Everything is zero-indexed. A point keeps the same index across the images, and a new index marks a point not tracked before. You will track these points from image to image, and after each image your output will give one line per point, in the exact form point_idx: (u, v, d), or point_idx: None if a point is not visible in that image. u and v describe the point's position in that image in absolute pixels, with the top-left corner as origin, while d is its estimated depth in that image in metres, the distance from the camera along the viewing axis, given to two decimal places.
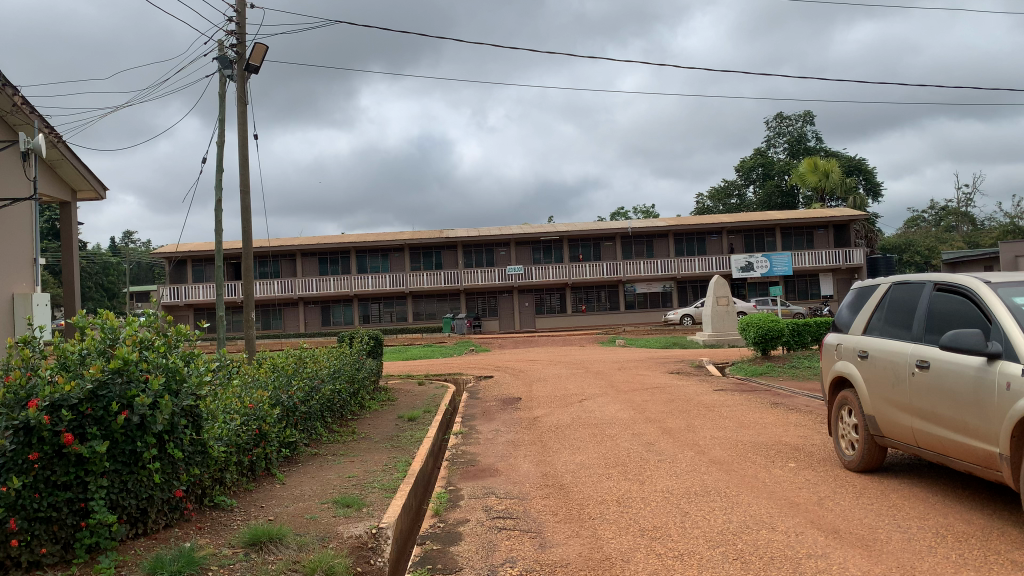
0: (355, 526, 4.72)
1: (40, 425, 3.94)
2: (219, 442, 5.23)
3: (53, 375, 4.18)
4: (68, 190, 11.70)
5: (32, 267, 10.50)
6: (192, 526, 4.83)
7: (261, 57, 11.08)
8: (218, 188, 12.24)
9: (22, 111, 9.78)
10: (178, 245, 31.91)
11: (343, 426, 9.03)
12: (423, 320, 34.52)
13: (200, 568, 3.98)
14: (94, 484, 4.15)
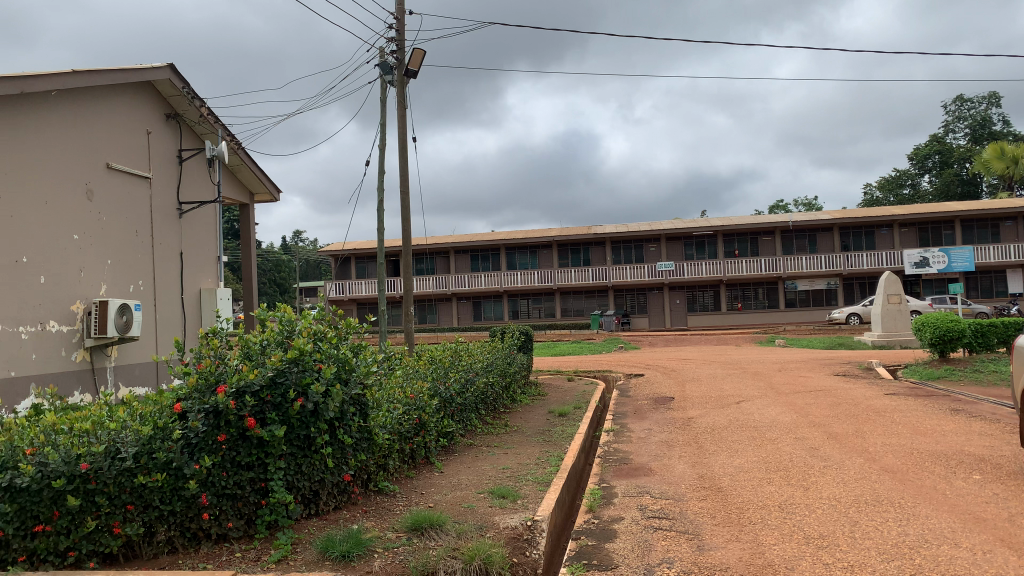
0: (512, 517, 4.80)
1: (227, 409, 4.30)
2: (383, 430, 5.50)
3: (239, 364, 4.54)
4: (246, 193, 12.67)
5: (216, 264, 11.43)
6: (358, 509, 5.11)
7: (419, 62, 11.49)
8: (380, 190, 12.80)
9: (208, 121, 10.68)
10: (343, 243, 33.78)
11: (496, 418, 9.23)
12: (572, 317, 34.62)
13: (367, 549, 4.21)
14: (273, 466, 4.48)
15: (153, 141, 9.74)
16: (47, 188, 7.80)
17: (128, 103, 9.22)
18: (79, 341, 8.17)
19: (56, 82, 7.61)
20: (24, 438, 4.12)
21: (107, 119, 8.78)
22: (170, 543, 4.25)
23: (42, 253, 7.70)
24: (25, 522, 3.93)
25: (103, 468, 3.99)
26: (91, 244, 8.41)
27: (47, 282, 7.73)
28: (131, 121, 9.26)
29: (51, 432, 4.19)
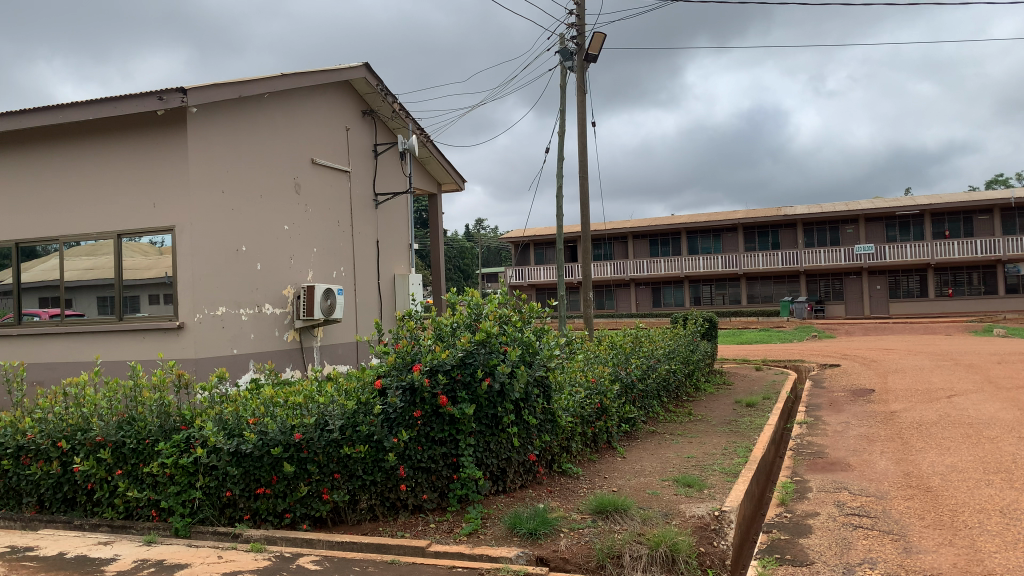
0: (698, 506, 4.71)
1: (422, 387, 4.54)
2: (566, 412, 5.57)
3: (432, 344, 4.77)
4: (434, 183, 13.25)
5: (407, 252, 12.05)
6: (544, 488, 5.23)
7: (599, 46, 11.45)
8: (561, 176, 12.91)
9: (400, 116, 11.24)
10: (524, 230, 34.48)
11: (679, 406, 9.07)
12: (759, 303, 33.26)
13: (554, 528, 4.29)
14: (464, 442, 4.67)
15: (351, 137, 10.42)
16: (261, 183, 8.57)
17: (329, 102, 9.90)
18: (290, 322, 8.93)
19: (267, 86, 8.33)
20: (247, 408, 4.60)
21: (311, 117, 9.49)
22: (371, 511, 4.58)
23: (258, 242, 8.48)
24: (249, 484, 4.46)
25: (314, 438, 4.37)
26: (299, 234, 9.15)
27: (263, 269, 8.51)
28: (332, 118, 9.95)
29: (270, 404, 4.64)
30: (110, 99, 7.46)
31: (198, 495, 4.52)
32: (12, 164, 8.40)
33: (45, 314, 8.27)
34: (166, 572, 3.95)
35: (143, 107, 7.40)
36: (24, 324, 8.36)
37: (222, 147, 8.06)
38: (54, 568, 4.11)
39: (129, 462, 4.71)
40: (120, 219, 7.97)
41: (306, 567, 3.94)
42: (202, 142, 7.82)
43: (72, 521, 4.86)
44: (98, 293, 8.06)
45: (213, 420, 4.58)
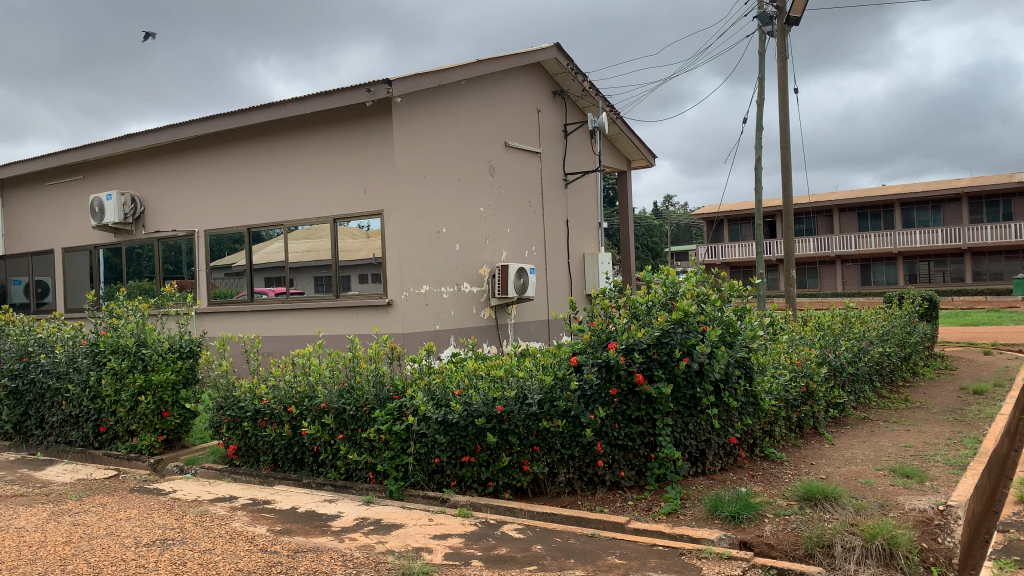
0: (919, 500, 4.37)
1: (618, 364, 4.55)
2: (769, 396, 5.35)
3: (628, 323, 4.77)
4: (624, 160, 13.15)
5: (598, 230, 12.07)
6: (745, 472, 5.08)
7: (802, 7, 10.77)
8: (758, 148, 12.34)
9: (590, 94, 11.22)
10: (718, 205, 33.39)
11: (894, 392, 8.43)
12: (986, 281, 30.21)
13: (757, 513, 4.17)
14: (662, 422, 4.62)
15: (543, 118, 10.57)
16: (459, 167, 8.92)
17: (521, 84, 10.08)
18: (486, 300, 9.26)
19: (464, 73, 8.62)
20: (452, 380, 4.85)
21: (504, 100, 9.71)
22: (570, 484, 4.68)
23: (457, 223, 8.85)
24: (455, 453, 4.70)
25: (514, 411, 4.52)
26: (495, 215, 9.45)
27: (460, 249, 8.87)
28: (524, 100, 10.14)
29: (473, 376, 4.86)
30: (324, 94, 8.06)
31: (410, 460, 4.83)
32: (243, 156, 9.33)
33: (271, 292, 9.16)
34: (383, 530, 4.27)
35: (353, 99, 7.94)
36: (256, 301, 9.30)
37: (423, 134, 8.47)
38: (288, 521, 4.57)
39: (349, 427, 5.12)
40: (334, 205, 8.64)
41: (509, 534, 4.10)
42: (405, 129, 8.25)
43: (301, 478, 5.37)
44: (314, 273, 8.81)
45: (422, 390, 4.87)
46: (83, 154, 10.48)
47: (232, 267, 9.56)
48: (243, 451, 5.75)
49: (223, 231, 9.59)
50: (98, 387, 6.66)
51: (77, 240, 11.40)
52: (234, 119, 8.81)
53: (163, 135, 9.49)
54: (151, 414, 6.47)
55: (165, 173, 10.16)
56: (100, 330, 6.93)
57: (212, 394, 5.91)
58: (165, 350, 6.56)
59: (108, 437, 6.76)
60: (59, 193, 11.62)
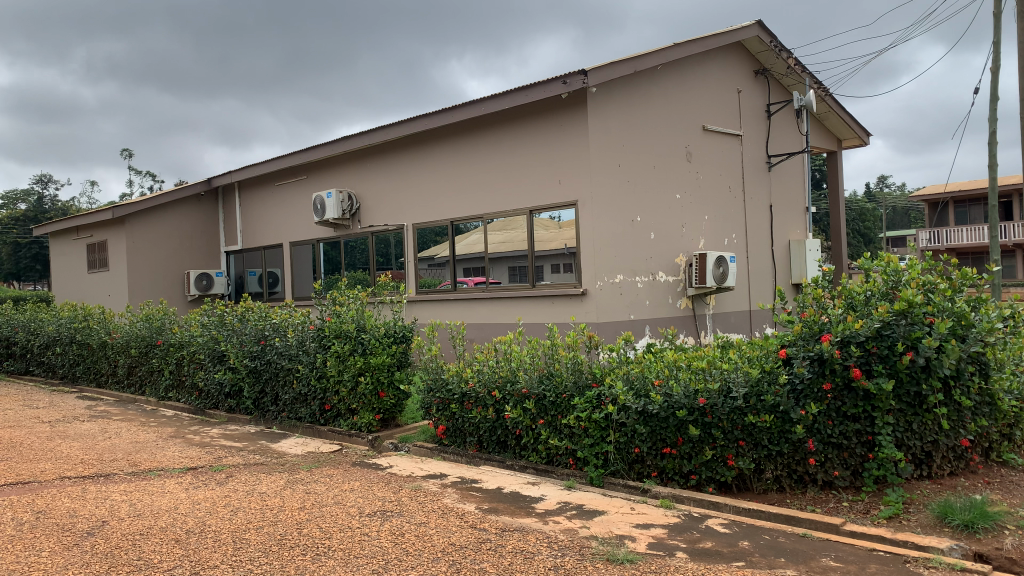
0: None
1: (832, 358, 4.31)
2: (1009, 396, 4.84)
3: (843, 314, 4.50)
4: (834, 140, 12.35)
5: (805, 215, 11.43)
6: (980, 479, 4.62)
7: None
8: (991, 120, 11.12)
9: (796, 72, 10.62)
10: (943, 186, 30.43)
11: None
12: None
13: (995, 524, 3.78)
14: (881, 420, 4.31)
15: (743, 100, 10.17)
16: (655, 154, 8.81)
17: (721, 66, 9.76)
18: (683, 290, 9.08)
19: (661, 59, 8.49)
20: (653, 370, 4.82)
21: (703, 83, 9.45)
22: (778, 482, 4.50)
23: (653, 211, 8.76)
24: (656, 444, 4.68)
25: (717, 404, 4.42)
26: (692, 202, 9.24)
27: (656, 238, 8.77)
28: (724, 83, 9.81)
29: (673, 367, 4.81)
30: (521, 88, 8.27)
31: (610, 448, 4.86)
32: (446, 153, 9.81)
33: (471, 282, 9.57)
34: (586, 516, 4.34)
35: (550, 91, 8.07)
36: (459, 290, 9.76)
37: (619, 123, 8.45)
38: (495, 500, 4.77)
39: (550, 413, 5.24)
40: (531, 196, 8.84)
41: (715, 529, 4.03)
42: (601, 119, 8.27)
43: (505, 460, 5.56)
44: (510, 264, 9.08)
45: (622, 379, 4.89)
46: (307, 157, 11.50)
47: (435, 258, 10.09)
48: (451, 432, 6.05)
49: (428, 224, 10.14)
50: (324, 369, 7.32)
51: (302, 235, 12.53)
52: (438, 117, 9.27)
53: (376, 135, 10.19)
54: (370, 393, 7.00)
55: (376, 171, 10.90)
56: (325, 316, 7.59)
57: (423, 376, 6.30)
58: (381, 335, 7.13)
59: (332, 414, 7.37)
60: (286, 192, 12.82)
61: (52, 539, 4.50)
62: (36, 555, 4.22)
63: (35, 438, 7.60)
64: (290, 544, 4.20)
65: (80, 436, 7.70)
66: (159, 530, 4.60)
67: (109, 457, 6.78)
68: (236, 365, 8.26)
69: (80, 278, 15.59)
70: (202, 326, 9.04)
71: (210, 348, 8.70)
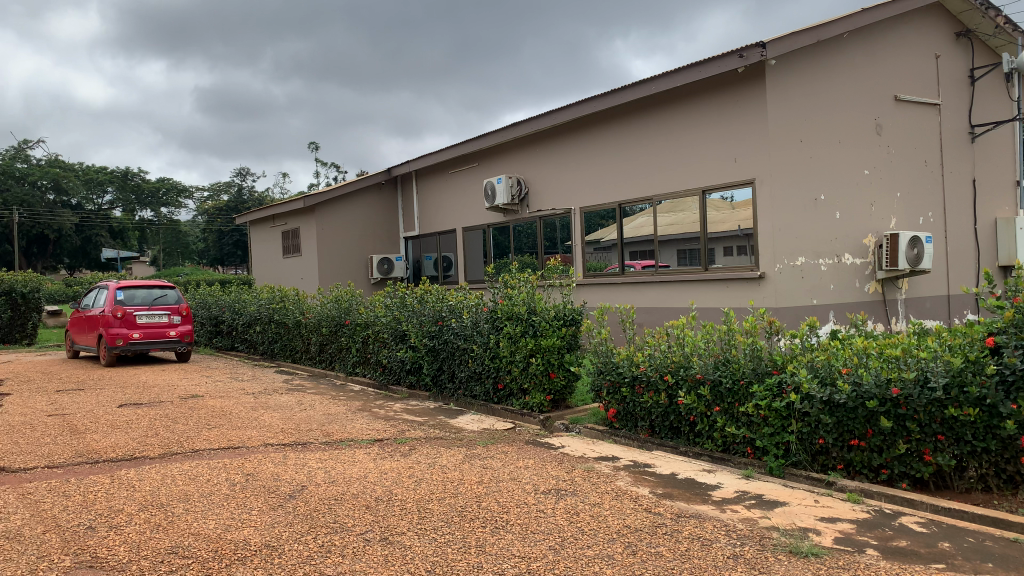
0: None
1: None
2: None
3: None
4: None
5: (1016, 190, 10.35)
6: None
7: None
8: None
9: (1005, 31, 9.61)
10: None
11: None
12: None
13: None
14: None
15: (942, 65, 9.33)
16: (840, 128, 8.30)
17: (917, 30, 9.00)
18: (872, 273, 8.51)
19: (848, 26, 7.95)
20: (840, 357, 4.58)
21: (895, 50, 8.77)
22: (983, 481, 4.16)
23: (839, 190, 8.27)
24: (843, 435, 4.45)
25: (913, 395, 4.13)
26: (883, 178, 8.62)
27: (842, 218, 8.27)
28: (920, 48, 9.04)
29: (863, 354, 4.54)
30: (695, 65, 8.09)
31: (792, 438, 4.67)
32: (617, 135, 9.76)
33: (638, 265, 9.52)
34: (766, 506, 4.20)
35: (725, 67, 7.83)
36: (627, 273, 9.71)
37: (800, 96, 8.03)
38: (670, 486, 4.73)
39: (726, 400, 5.11)
40: (705, 176, 8.61)
41: (910, 527, 3.77)
42: (781, 93, 7.90)
43: (678, 447, 5.49)
44: (679, 246, 8.95)
45: (806, 367, 4.68)
46: (482, 143, 11.85)
47: (602, 241, 10.10)
48: (623, 415, 6.06)
49: (597, 207, 10.14)
50: (497, 349, 7.55)
51: (474, 220, 12.91)
52: (613, 97, 9.25)
53: (549, 119, 10.33)
54: (541, 373, 7.13)
55: (546, 156, 11.04)
56: (498, 298, 7.80)
57: (594, 359, 6.34)
58: (551, 318, 7.18)
59: (505, 393, 7.58)
60: (459, 180, 13.27)
61: (260, 498, 4.97)
62: (247, 512, 4.68)
63: (243, 408, 8.40)
64: (471, 516, 4.39)
65: (281, 407, 8.42)
66: (352, 496, 4.95)
67: (306, 427, 7.37)
68: (417, 344, 8.71)
69: (277, 263, 16.95)
70: (385, 307, 9.57)
71: (393, 328, 9.22)
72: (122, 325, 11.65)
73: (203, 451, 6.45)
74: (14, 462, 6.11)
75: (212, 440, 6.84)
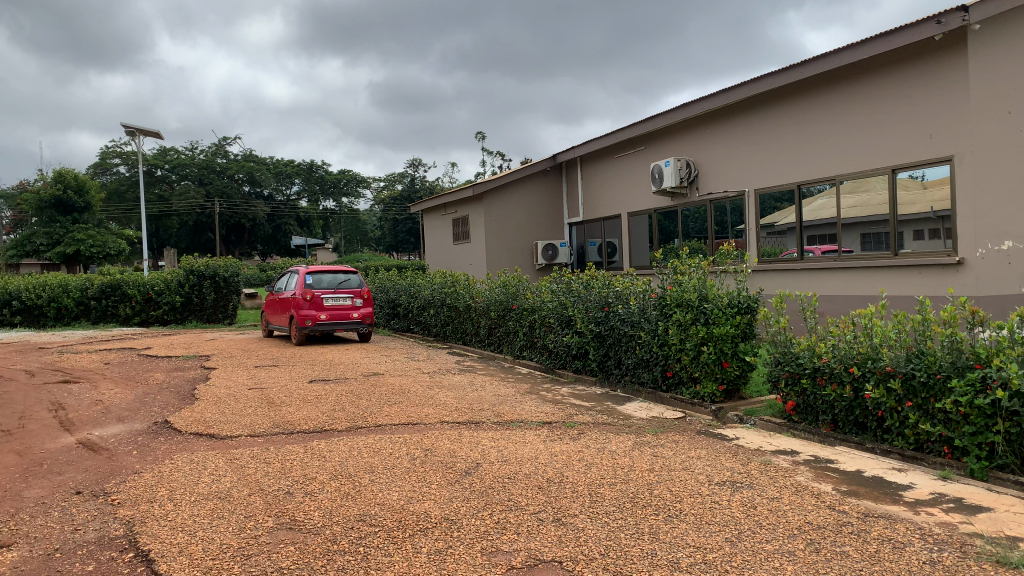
0: None
1: None
2: None
3: None
4: None
5: None
6: None
7: None
8: None
9: None
10: None
11: None
12: None
13: None
14: None
15: None
16: None
17: None
18: None
19: None
20: None
21: None
22: None
23: None
24: None
25: None
26: None
27: None
28: None
29: None
30: (884, 35, 7.61)
31: (998, 439, 4.27)
32: (795, 112, 9.30)
33: (817, 250, 9.09)
34: (968, 511, 3.88)
35: (919, 35, 7.32)
36: (806, 259, 9.26)
37: None
38: (855, 483, 4.48)
39: (920, 395, 4.76)
40: (894, 153, 8.04)
41: None
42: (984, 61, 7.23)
43: (864, 443, 5.18)
44: (863, 230, 8.47)
45: (1014, 361, 4.26)
46: (649, 125, 11.68)
47: (776, 225, 9.74)
48: (802, 408, 5.79)
49: (774, 190, 9.72)
50: (666, 336, 7.44)
51: (641, 205, 12.74)
52: (793, 73, 8.84)
53: (721, 99, 10.04)
54: (712, 363, 6.95)
55: (717, 137, 10.72)
56: (666, 285, 7.67)
57: (770, 349, 6.11)
58: (725, 305, 7.01)
59: (674, 381, 7.46)
60: (625, 164, 13.14)
61: (439, 473, 5.21)
62: (427, 486, 4.92)
63: (419, 387, 8.83)
64: (643, 503, 4.38)
65: (454, 387, 8.77)
66: (524, 476, 5.07)
67: (478, 407, 7.63)
68: (583, 329, 8.74)
69: (448, 249, 17.57)
70: (552, 293, 9.67)
71: (559, 313, 9.31)
72: (310, 307, 12.54)
73: (384, 426, 6.85)
74: (221, 430, 6.77)
75: (392, 416, 7.24)
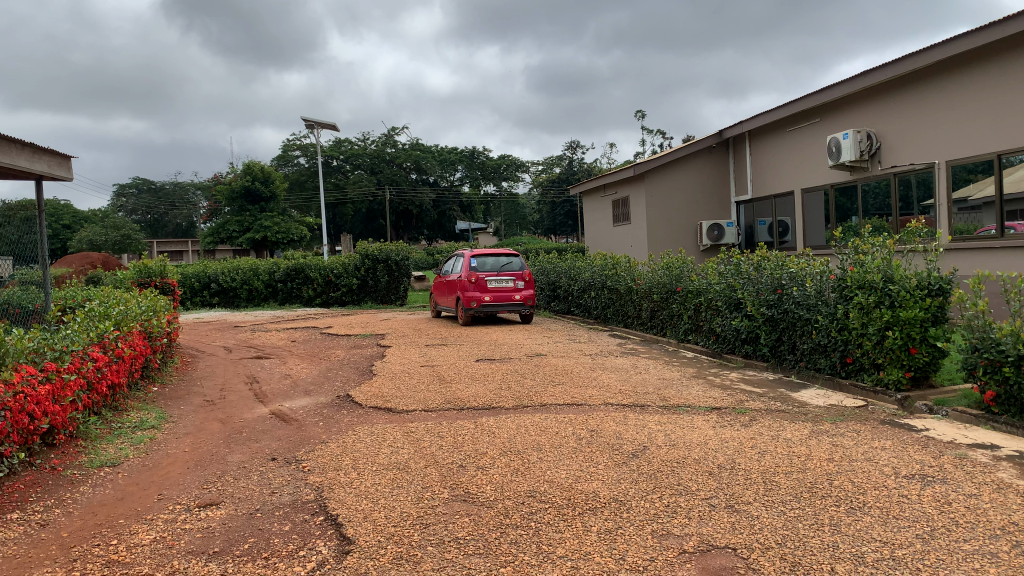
0: None
1: None
2: None
3: None
4: None
5: None
6: None
7: None
8: None
9: None
10: None
11: None
12: None
13: None
14: None
15: None
16: None
17: None
18: None
19: None
20: None
21: None
22: None
23: None
24: None
25: None
26: None
27: None
28: None
29: None
30: None
31: None
32: (992, 75, 8.47)
33: None
34: None
35: None
36: (1007, 236, 8.43)
37: None
38: None
39: None
40: None
41: None
42: None
43: None
44: None
45: None
46: (823, 97, 11.04)
47: (971, 200, 8.95)
48: (1003, 399, 5.30)
49: (969, 160, 8.91)
50: (846, 320, 7.04)
51: (815, 181, 12.08)
52: (988, 32, 8.07)
53: (904, 65, 9.31)
54: (898, 349, 6.50)
55: (900, 106, 9.96)
56: (847, 266, 7.25)
57: (966, 334, 5.63)
58: (913, 287, 6.48)
59: (854, 368, 7.05)
60: (797, 139, 12.49)
61: (606, 455, 5.23)
62: (595, 466, 4.97)
63: (583, 368, 8.89)
64: (822, 493, 4.19)
65: (618, 369, 8.77)
66: (694, 461, 4.99)
67: (643, 389, 7.58)
68: (754, 313, 8.44)
69: (608, 231, 17.51)
70: (719, 274, 9.39)
71: (727, 296, 9.06)
72: (476, 289, 12.93)
73: (550, 406, 6.96)
74: (397, 405, 7.15)
75: (558, 396, 7.35)
